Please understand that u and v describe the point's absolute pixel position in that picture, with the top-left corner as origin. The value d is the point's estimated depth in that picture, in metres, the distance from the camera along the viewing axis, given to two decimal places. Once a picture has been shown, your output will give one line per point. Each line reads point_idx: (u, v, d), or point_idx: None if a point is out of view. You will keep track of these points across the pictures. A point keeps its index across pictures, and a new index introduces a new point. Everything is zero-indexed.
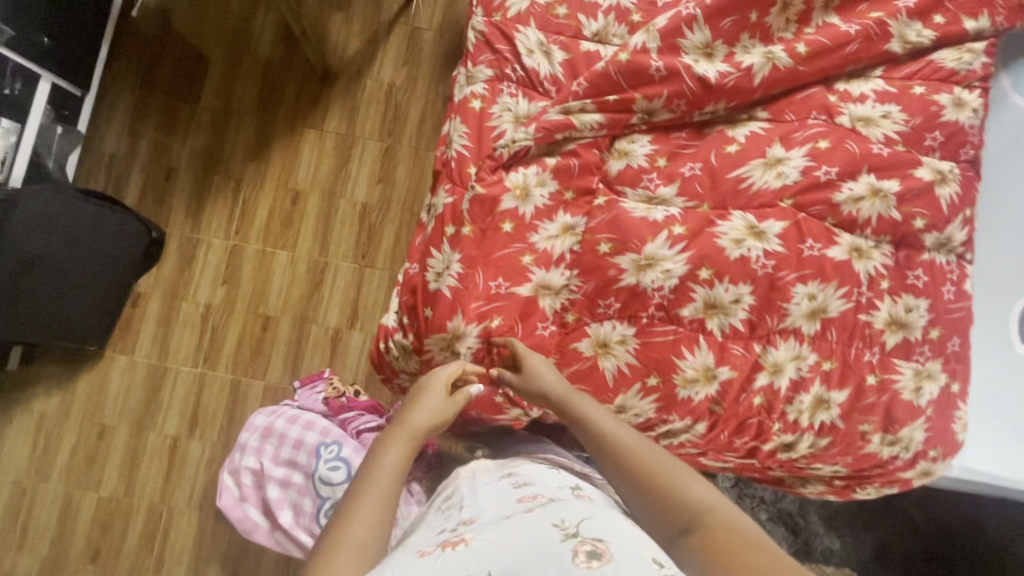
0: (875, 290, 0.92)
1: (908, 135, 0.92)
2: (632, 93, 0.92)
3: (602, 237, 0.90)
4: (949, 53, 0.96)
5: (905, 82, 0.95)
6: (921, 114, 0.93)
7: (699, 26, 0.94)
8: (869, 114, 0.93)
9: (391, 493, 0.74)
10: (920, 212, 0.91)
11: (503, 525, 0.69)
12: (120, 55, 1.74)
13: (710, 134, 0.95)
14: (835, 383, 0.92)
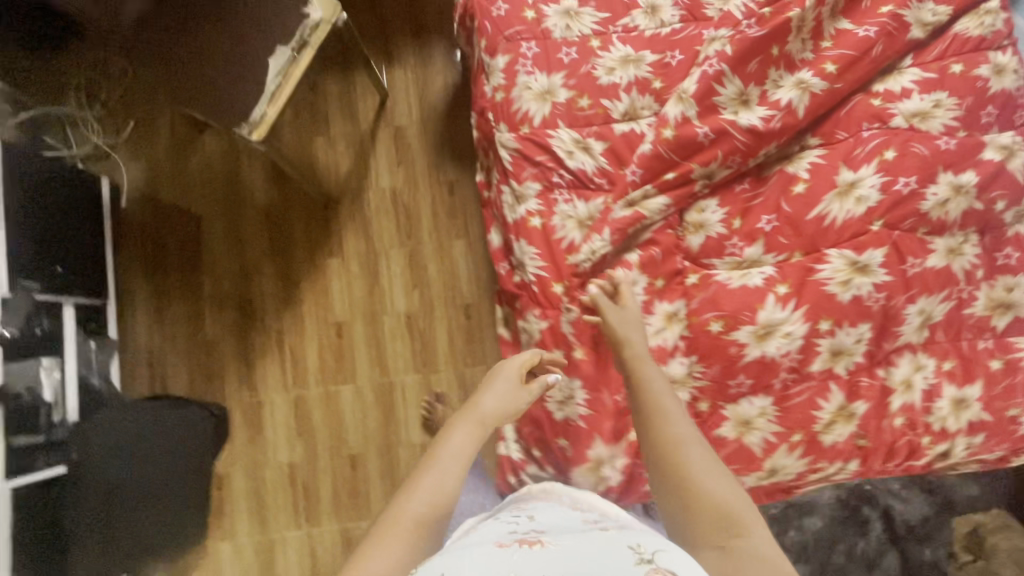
0: (974, 280, 0.92)
1: (965, 117, 0.92)
2: (687, 165, 0.92)
3: (708, 316, 0.88)
4: (969, 21, 0.96)
5: (940, 63, 0.95)
6: (970, 91, 0.93)
7: (728, 78, 0.93)
8: (920, 108, 0.93)
9: (453, 478, 0.78)
10: (1000, 191, 0.91)
11: (579, 535, 0.68)
12: (125, 249, 1.72)
13: (772, 177, 0.94)
14: (962, 380, 0.91)
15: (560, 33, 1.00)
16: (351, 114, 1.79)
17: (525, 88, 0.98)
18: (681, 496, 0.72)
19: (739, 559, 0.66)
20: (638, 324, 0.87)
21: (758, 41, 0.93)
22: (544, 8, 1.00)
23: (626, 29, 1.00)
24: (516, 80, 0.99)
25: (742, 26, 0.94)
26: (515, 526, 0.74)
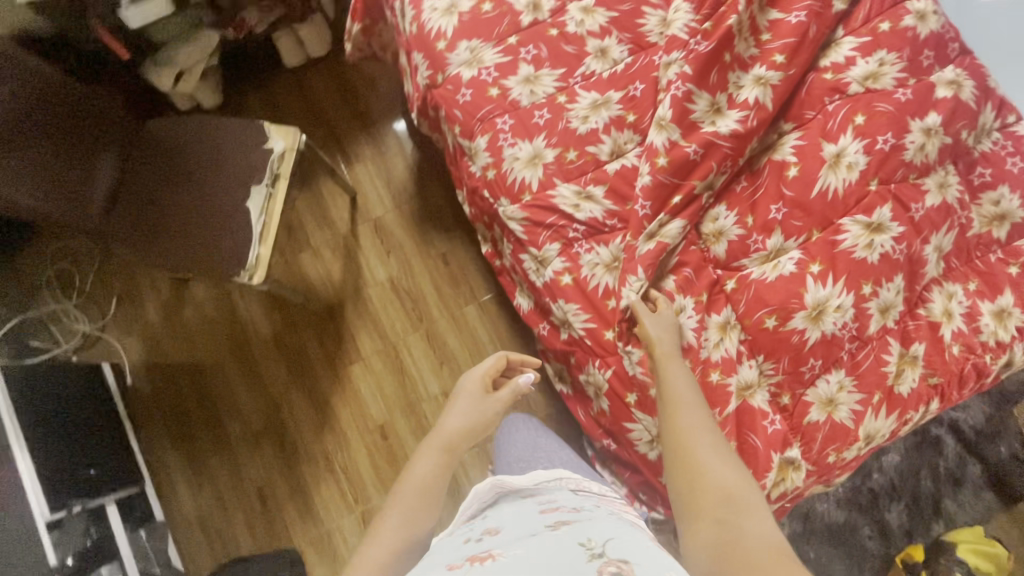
0: (966, 204, 0.98)
1: (909, 67, 1.00)
2: (688, 183, 0.97)
3: (761, 314, 0.92)
4: None
5: (869, 25, 1.03)
6: (904, 44, 1.00)
7: (695, 94, 0.99)
8: (869, 70, 1.00)
9: (423, 501, 0.83)
10: (963, 121, 0.98)
11: (528, 540, 0.62)
12: (146, 426, 1.67)
13: (764, 170, 1.00)
14: (994, 294, 0.96)
15: (527, 99, 1.04)
16: (326, 221, 1.82)
17: (513, 159, 1.02)
18: (684, 477, 0.69)
19: (736, 529, 0.59)
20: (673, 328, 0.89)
21: (711, 53, 0.99)
22: (505, 81, 1.05)
23: (585, 77, 1.06)
24: (503, 154, 1.02)
25: (691, 45, 1.00)
26: (469, 541, 0.67)
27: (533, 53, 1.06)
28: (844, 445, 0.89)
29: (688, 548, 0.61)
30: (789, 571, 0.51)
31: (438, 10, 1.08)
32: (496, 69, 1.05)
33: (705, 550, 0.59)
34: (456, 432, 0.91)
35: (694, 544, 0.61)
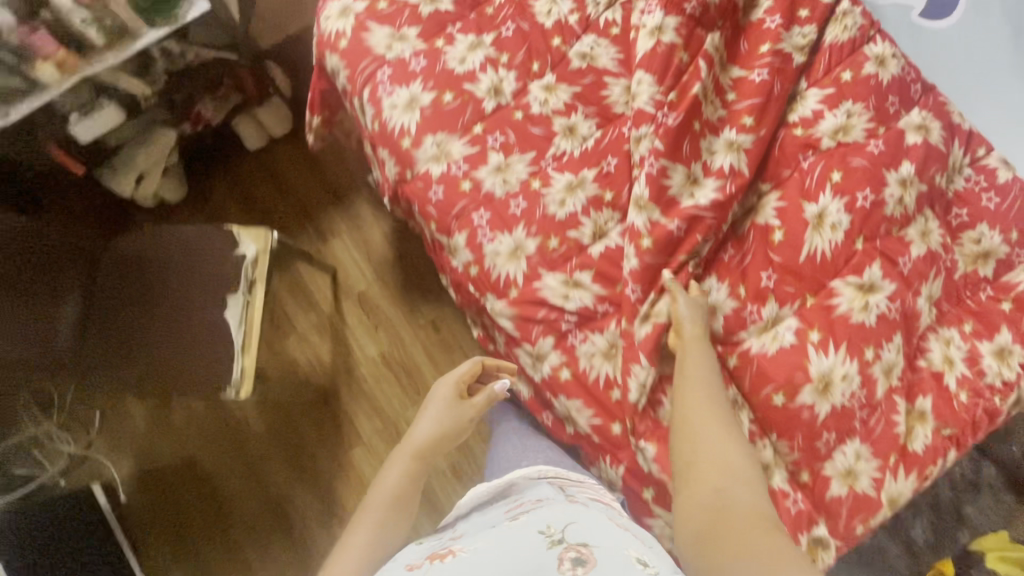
0: (949, 246, 0.97)
1: (877, 115, 0.99)
2: (676, 260, 0.96)
3: (767, 391, 0.91)
4: (835, 30, 1.05)
5: (831, 75, 1.03)
6: (868, 92, 1.00)
7: (670, 168, 0.98)
8: (838, 123, 0.99)
9: (390, 511, 0.82)
10: (936, 164, 0.98)
11: (490, 532, 0.69)
12: (148, 543, 1.61)
13: (748, 236, 0.99)
14: (993, 334, 0.95)
15: (501, 189, 1.02)
16: (310, 303, 1.78)
17: (494, 254, 0.99)
18: (686, 444, 0.81)
19: (729, 500, 0.72)
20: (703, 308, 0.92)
21: (680, 125, 0.98)
22: (476, 173, 1.02)
23: (557, 158, 1.03)
24: (484, 250, 1.00)
25: (658, 118, 0.99)
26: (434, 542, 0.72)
27: (500, 139, 1.04)
28: (869, 516, 0.87)
29: (683, 506, 0.75)
30: (767, 538, 0.64)
31: (398, 105, 1.05)
32: (465, 162, 1.03)
33: (699, 509, 0.72)
34: (427, 442, 0.91)
35: (687, 505, 0.74)
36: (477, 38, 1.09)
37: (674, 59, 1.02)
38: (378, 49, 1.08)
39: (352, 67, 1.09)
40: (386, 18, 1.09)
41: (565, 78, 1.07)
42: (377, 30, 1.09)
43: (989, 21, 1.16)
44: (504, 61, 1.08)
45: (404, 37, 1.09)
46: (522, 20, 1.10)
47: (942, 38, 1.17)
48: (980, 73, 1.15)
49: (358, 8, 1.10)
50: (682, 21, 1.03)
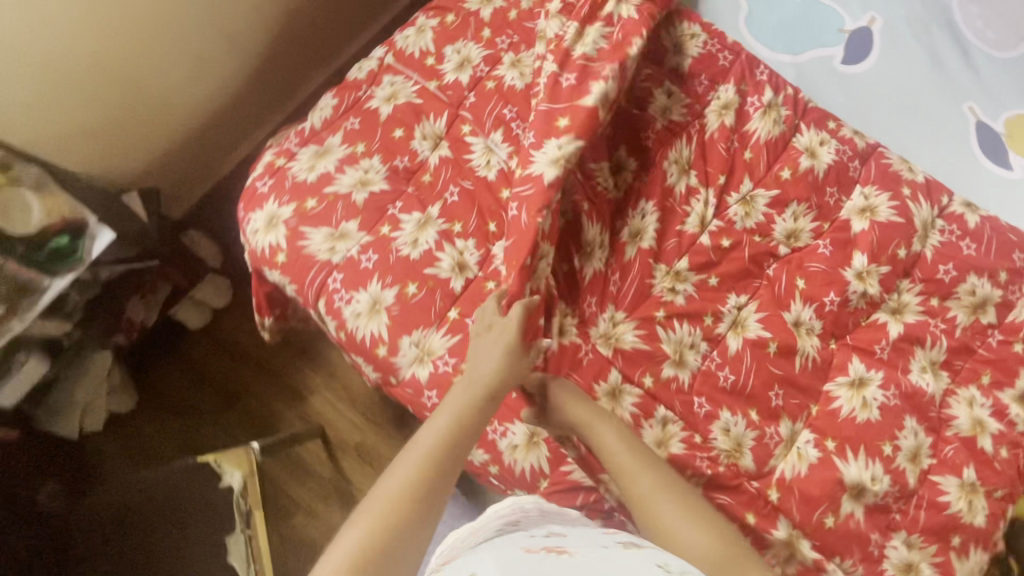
0: (936, 308, 1.00)
1: (820, 213, 1.03)
2: (703, 405, 0.93)
3: (818, 515, 0.88)
4: (764, 125, 1.06)
5: (772, 174, 1.04)
6: (811, 190, 1.03)
7: (619, 321, 0.96)
8: (789, 229, 1.03)
9: (440, 454, 0.69)
10: (901, 237, 1.01)
11: (608, 551, 0.57)
12: None
13: (743, 355, 0.95)
14: (1008, 380, 0.96)
15: None
16: (309, 474, 1.62)
17: (511, 450, 0.92)
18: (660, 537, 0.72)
19: None
20: (566, 389, 0.85)
21: (626, 281, 0.98)
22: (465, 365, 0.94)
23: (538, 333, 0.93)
24: (499, 447, 0.92)
25: (611, 281, 0.98)
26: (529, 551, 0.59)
27: None
28: None
29: None
30: None
31: (360, 314, 0.96)
32: (451, 355, 0.94)
33: None
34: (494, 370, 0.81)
35: None
36: (423, 214, 1.01)
37: (610, 216, 1.02)
38: (321, 254, 0.99)
39: (298, 281, 0.99)
40: (320, 219, 1.00)
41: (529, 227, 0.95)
42: (313, 234, 1.00)
43: (901, 55, 1.20)
44: (458, 230, 1.00)
45: (346, 235, 1.00)
46: (464, 181, 1.04)
47: (869, 78, 1.19)
48: (914, 104, 1.18)
49: (287, 215, 1.01)
50: (609, 165, 1.05)
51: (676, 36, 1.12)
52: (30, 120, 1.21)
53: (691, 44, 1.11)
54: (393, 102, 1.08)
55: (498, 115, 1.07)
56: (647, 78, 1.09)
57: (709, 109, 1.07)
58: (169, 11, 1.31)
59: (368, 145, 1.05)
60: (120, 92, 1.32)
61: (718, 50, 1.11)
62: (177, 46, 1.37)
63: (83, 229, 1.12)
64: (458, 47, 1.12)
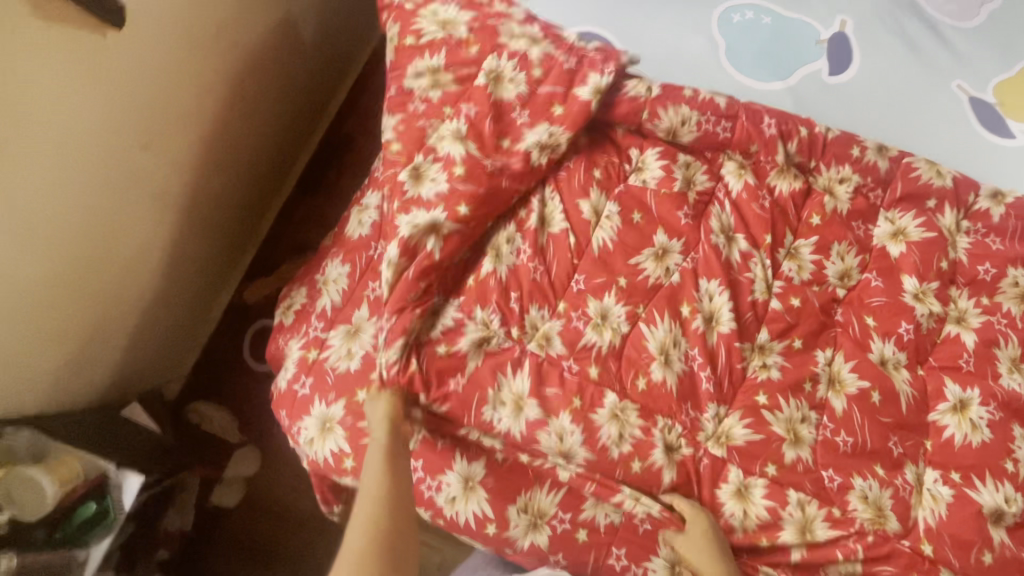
0: (994, 305, 1.00)
1: (861, 246, 1.03)
2: (826, 477, 0.91)
3: (973, 554, 0.87)
4: (781, 181, 1.04)
5: (803, 222, 1.04)
6: (845, 228, 1.03)
7: (723, 416, 0.93)
8: (840, 269, 1.02)
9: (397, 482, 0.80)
10: (940, 252, 1.01)
11: None
12: None
13: (853, 413, 0.93)
14: None
15: (618, 515, 0.89)
16: None
17: None
18: None
19: None
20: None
21: (720, 369, 0.95)
22: (583, 515, 0.89)
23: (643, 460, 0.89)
24: None
25: (702, 375, 0.94)
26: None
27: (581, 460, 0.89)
28: None
29: None
30: None
31: (456, 497, 0.89)
32: (565, 511, 0.88)
33: None
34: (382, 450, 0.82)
35: None
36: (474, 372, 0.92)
37: (677, 304, 0.98)
38: None
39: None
40: None
41: (589, 364, 0.93)
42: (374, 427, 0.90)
43: (882, 49, 1.19)
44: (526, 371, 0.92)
45: None
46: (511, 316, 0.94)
47: (860, 81, 1.17)
48: (907, 94, 1.17)
49: (340, 414, 0.91)
50: (654, 252, 1.00)
51: (664, 127, 1.05)
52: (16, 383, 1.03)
53: (683, 131, 1.05)
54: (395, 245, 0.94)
55: (523, 229, 0.99)
56: (660, 154, 1.04)
57: (726, 172, 1.05)
58: (138, 199, 1.15)
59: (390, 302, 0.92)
60: (98, 300, 1.15)
61: (715, 124, 1.05)
62: (136, 244, 1.20)
63: (106, 481, 1.07)
64: (430, 178, 0.97)
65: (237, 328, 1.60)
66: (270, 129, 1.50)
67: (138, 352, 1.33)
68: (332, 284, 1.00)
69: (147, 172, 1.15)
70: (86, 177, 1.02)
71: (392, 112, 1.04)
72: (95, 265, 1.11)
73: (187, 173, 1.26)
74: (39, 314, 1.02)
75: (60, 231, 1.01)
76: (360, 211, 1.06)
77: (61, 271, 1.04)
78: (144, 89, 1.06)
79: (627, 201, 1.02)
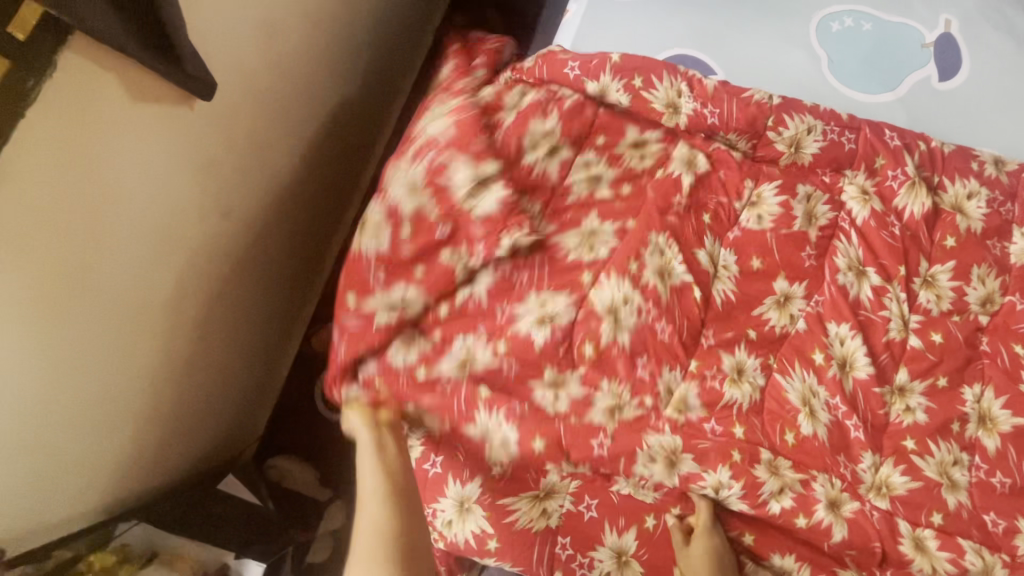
0: None
1: (998, 267, 0.97)
2: (997, 520, 0.86)
3: None
4: (910, 203, 0.98)
5: (936, 245, 0.98)
6: (981, 250, 0.97)
7: (878, 465, 0.88)
8: (981, 294, 0.96)
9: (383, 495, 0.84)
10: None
11: None
12: None
13: (1008, 452, 0.89)
14: None
15: None
16: None
17: None
18: None
19: None
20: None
21: (863, 416, 0.90)
22: None
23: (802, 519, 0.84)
24: None
25: (848, 425, 0.89)
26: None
27: (733, 525, 0.88)
28: None
29: None
30: None
31: (611, 573, 0.86)
32: None
33: None
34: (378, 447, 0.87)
35: None
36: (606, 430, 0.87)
37: (807, 350, 0.92)
38: (537, 524, 0.87)
39: (521, 562, 0.86)
40: (516, 484, 0.87)
41: (733, 424, 0.88)
42: (518, 501, 0.86)
43: (992, 48, 1.12)
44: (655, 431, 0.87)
45: (552, 489, 0.88)
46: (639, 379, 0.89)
47: (971, 84, 1.10)
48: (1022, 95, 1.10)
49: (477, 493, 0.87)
50: (777, 299, 0.94)
51: (787, 137, 1.02)
52: (113, 473, 0.98)
53: (807, 141, 1.01)
54: (509, 334, 0.91)
55: (640, 287, 0.92)
56: (777, 189, 0.98)
57: (848, 197, 0.99)
58: (218, 260, 1.08)
59: (538, 382, 0.89)
60: (187, 371, 1.09)
61: (839, 135, 1.02)
62: (219, 309, 1.14)
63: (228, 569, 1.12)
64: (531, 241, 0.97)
65: (303, 381, 1.55)
66: (333, 167, 1.42)
67: (224, 415, 1.29)
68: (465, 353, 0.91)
69: (227, 237, 1.09)
70: (175, 254, 0.96)
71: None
72: (185, 335, 1.06)
73: (262, 228, 1.20)
74: (134, 401, 0.97)
75: (150, 313, 0.95)
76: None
77: (153, 350, 0.98)
78: (223, 154, 0.99)
79: (747, 246, 0.96)
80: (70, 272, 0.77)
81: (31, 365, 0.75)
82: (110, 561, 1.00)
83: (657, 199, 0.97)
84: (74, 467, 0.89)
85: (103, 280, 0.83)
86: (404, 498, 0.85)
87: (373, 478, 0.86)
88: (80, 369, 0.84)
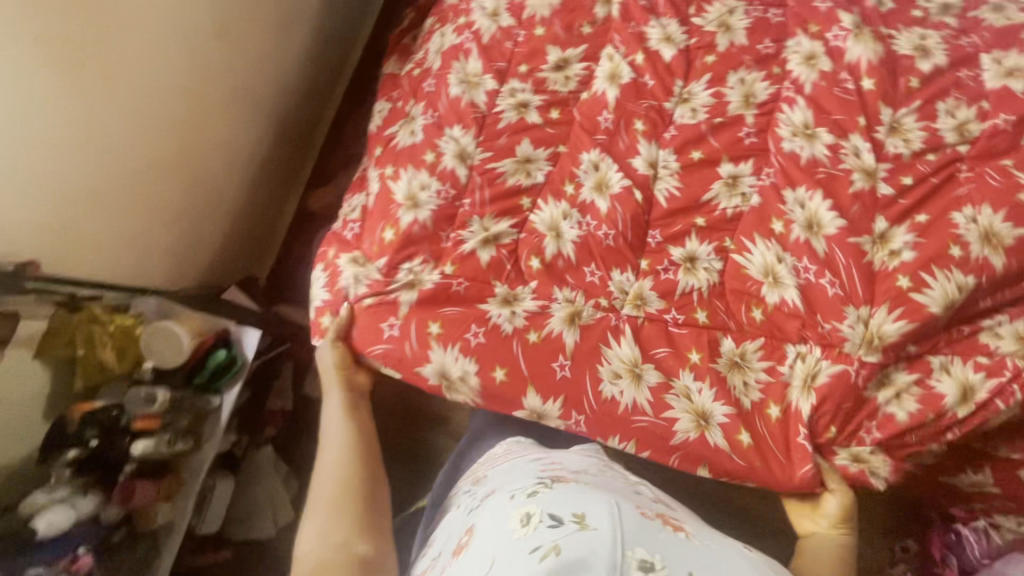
0: None
1: (970, 97, 1.00)
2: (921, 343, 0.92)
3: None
4: (867, 52, 1.04)
5: (901, 88, 1.02)
6: (948, 86, 1.01)
7: (867, 319, 0.92)
8: (954, 124, 0.99)
9: (351, 445, 0.95)
10: None
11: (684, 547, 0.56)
12: None
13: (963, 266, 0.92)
14: None
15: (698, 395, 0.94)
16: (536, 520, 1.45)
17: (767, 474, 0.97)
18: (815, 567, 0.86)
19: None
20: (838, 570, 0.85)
21: (842, 277, 0.94)
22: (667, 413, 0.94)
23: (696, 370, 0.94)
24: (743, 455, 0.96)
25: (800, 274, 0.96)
26: (533, 524, 0.56)
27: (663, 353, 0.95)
28: None
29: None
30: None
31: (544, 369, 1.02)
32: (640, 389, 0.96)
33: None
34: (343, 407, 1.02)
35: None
36: (574, 313, 0.97)
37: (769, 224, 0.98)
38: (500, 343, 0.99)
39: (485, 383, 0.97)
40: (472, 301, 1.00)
41: (694, 310, 0.96)
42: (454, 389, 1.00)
43: None
44: (604, 303, 0.98)
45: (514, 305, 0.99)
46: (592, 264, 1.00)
47: None
48: None
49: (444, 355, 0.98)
50: (725, 181, 1.01)
51: (713, 20, 1.11)
52: (121, 265, 1.11)
53: (733, 20, 1.11)
54: (458, 258, 1.02)
55: (577, 204, 1.03)
56: (707, 82, 1.07)
57: (794, 65, 1.06)
58: (212, 83, 1.16)
59: (491, 299, 1.00)
60: (188, 188, 1.19)
61: (763, 12, 1.11)
62: (217, 136, 1.22)
63: (229, 335, 1.21)
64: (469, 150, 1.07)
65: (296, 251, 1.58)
66: (323, 23, 1.47)
67: (228, 251, 1.40)
68: (412, 276, 1.02)
69: (221, 60, 1.16)
70: (170, 60, 1.05)
71: (418, 107, 1.16)
72: (187, 151, 1.16)
73: (255, 64, 1.26)
74: (136, 198, 1.08)
75: (146, 110, 1.04)
76: (457, 144, 1.08)
77: (153, 152, 1.08)
78: None
79: (683, 143, 1.04)
80: (75, 40, 0.88)
81: (39, 114, 0.87)
82: (130, 323, 1.10)
83: (585, 118, 1.08)
84: (85, 231, 1.01)
85: (100, 63, 0.93)
86: (367, 452, 0.95)
87: (338, 438, 0.97)
88: (85, 146, 0.96)
